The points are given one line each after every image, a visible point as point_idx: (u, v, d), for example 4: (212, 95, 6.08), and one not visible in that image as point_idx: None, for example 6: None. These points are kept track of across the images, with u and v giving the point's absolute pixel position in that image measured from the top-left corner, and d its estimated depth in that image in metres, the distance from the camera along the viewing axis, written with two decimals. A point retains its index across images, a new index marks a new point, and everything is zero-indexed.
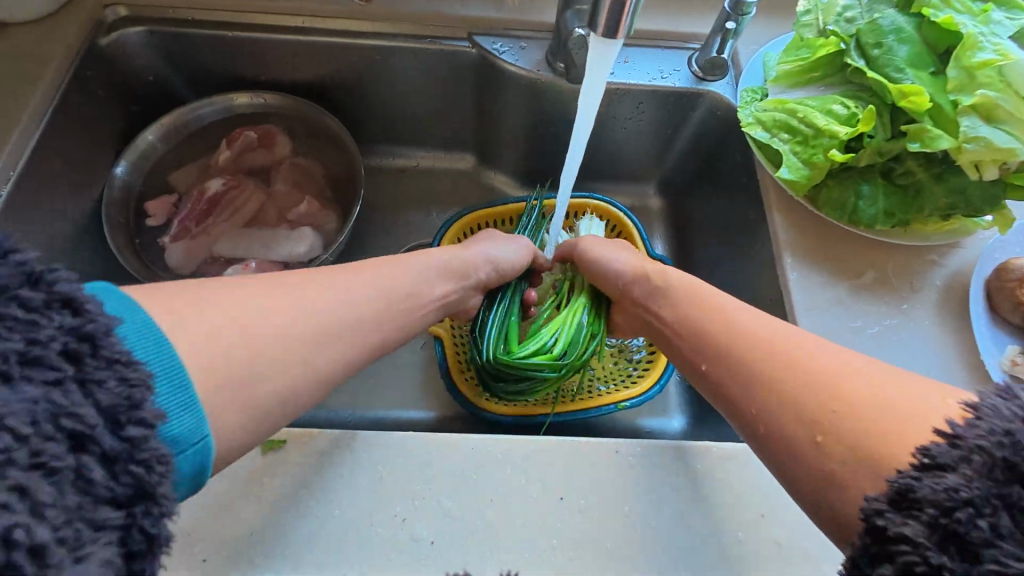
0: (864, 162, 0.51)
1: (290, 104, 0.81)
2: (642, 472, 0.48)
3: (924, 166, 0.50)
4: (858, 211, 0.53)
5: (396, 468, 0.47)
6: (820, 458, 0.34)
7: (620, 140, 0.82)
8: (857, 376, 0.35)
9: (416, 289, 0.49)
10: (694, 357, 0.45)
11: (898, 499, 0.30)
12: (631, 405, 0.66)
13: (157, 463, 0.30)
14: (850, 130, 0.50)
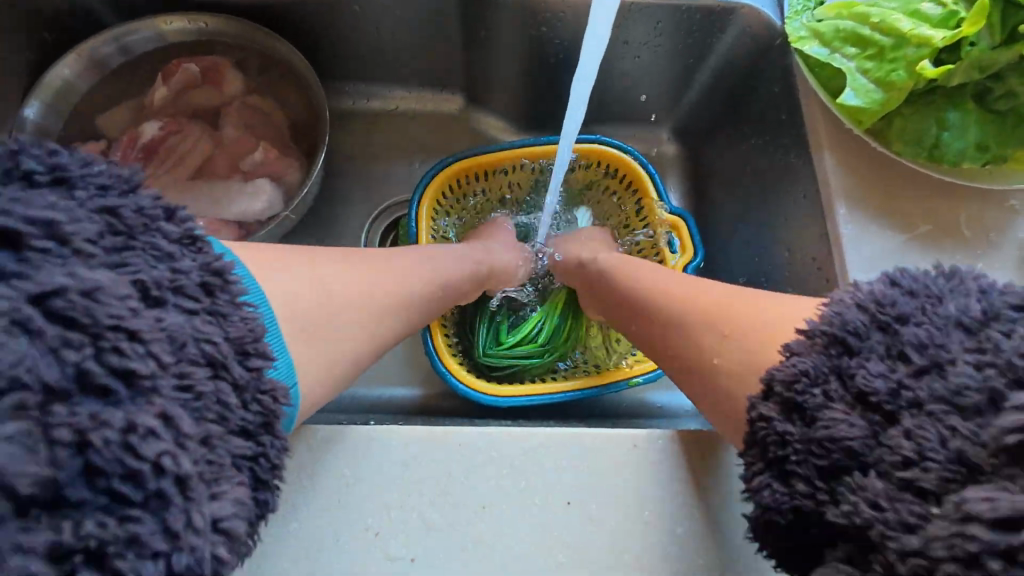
0: (958, 79, 0.40)
1: (236, 30, 0.66)
2: (666, 471, 0.40)
3: None
4: (941, 146, 0.42)
5: (368, 469, 0.39)
6: (717, 379, 0.38)
7: (632, 72, 0.69)
8: (743, 302, 0.40)
9: (466, 269, 0.55)
10: (615, 307, 0.53)
11: (769, 393, 0.35)
12: (644, 381, 0.57)
13: (278, 397, 0.33)
14: (950, 34, 0.38)
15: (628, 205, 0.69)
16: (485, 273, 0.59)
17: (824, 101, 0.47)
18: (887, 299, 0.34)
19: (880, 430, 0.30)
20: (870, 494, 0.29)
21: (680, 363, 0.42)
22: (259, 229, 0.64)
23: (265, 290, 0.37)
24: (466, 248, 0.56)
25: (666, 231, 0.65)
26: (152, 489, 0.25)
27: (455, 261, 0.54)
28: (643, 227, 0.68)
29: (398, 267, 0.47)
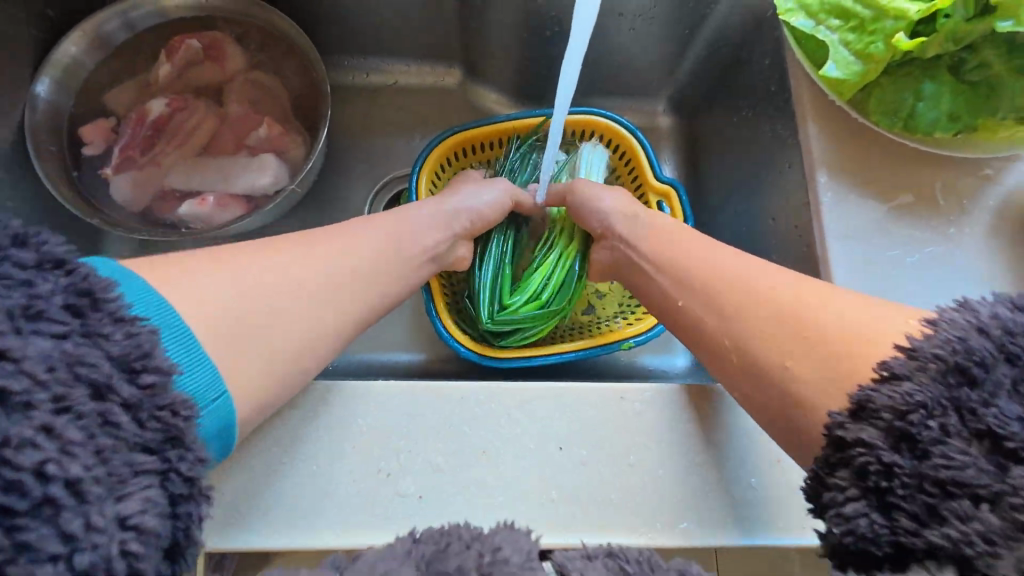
0: (933, 50, 0.42)
1: (237, 5, 0.68)
2: (648, 418, 0.44)
3: (1006, 55, 0.41)
4: (917, 116, 0.44)
5: (378, 420, 0.43)
6: (793, 384, 0.37)
7: (628, 44, 0.70)
8: (828, 306, 0.38)
9: (415, 231, 0.52)
10: (667, 293, 0.48)
11: (857, 410, 0.34)
12: (636, 343, 0.61)
13: (168, 417, 0.32)
14: (924, 7, 0.40)
15: (621, 174, 0.71)
16: (449, 234, 0.56)
17: (809, 72, 0.48)
18: (1012, 329, 0.32)
19: (1003, 470, 0.29)
20: (984, 529, 0.28)
21: (752, 374, 0.40)
22: (266, 203, 0.66)
23: (167, 298, 0.36)
24: (420, 215, 0.54)
25: (657, 201, 0.67)
26: (39, 496, 0.26)
27: (399, 227, 0.51)
28: (635, 198, 0.70)
29: (324, 247, 0.45)
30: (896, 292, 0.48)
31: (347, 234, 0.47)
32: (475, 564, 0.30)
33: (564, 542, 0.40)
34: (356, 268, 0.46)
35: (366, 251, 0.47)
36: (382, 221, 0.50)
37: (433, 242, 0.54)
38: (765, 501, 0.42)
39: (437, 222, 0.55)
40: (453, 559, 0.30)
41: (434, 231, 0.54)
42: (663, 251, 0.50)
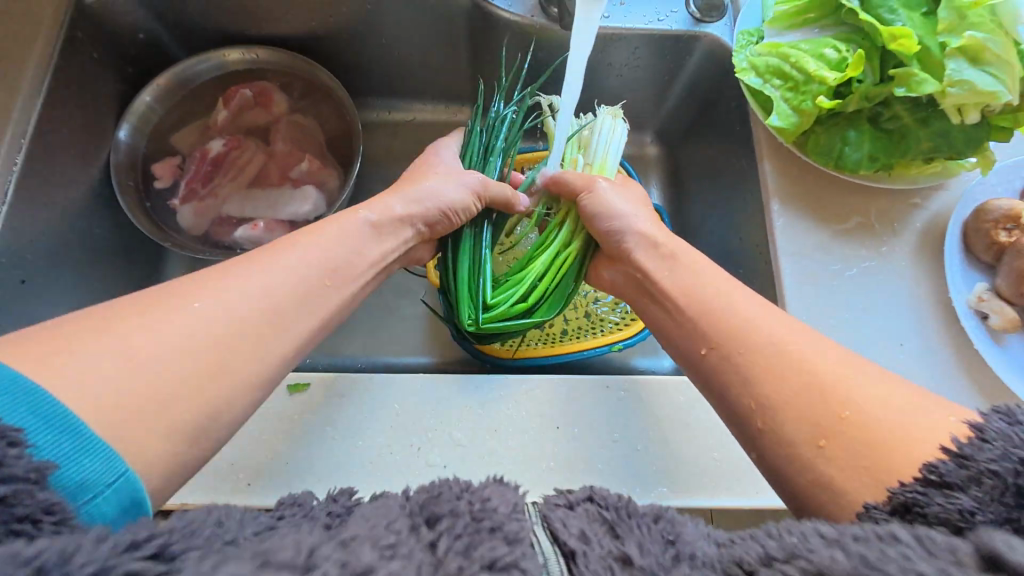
0: (852, 106, 0.52)
1: (283, 60, 0.80)
2: (628, 403, 0.54)
3: (910, 110, 0.51)
4: (844, 157, 0.54)
5: (409, 404, 0.53)
6: (820, 462, 0.36)
7: (616, 87, 0.81)
8: (865, 385, 0.37)
9: (347, 242, 0.50)
10: (693, 342, 0.47)
11: (902, 510, 0.32)
12: (623, 346, 0.71)
13: (46, 515, 0.27)
14: (839, 75, 0.51)
15: None
16: (388, 235, 0.54)
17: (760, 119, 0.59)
18: None
19: None
20: None
21: (775, 444, 0.39)
22: (307, 227, 0.77)
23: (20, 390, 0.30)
24: (357, 219, 0.52)
25: None
26: None
27: (324, 243, 0.48)
28: None
29: (237, 276, 0.42)
30: (838, 300, 0.57)
31: (269, 257, 0.44)
32: (467, 508, 0.31)
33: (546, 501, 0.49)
34: (284, 283, 0.43)
35: (293, 263, 0.45)
36: (324, 232, 0.49)
37: (389, 246, 0.54)
38: (720, 474, 0.51)
39: (378, 226, 0.53)
40: (446, 503, 0.32)
41: (375, 235, 0.53)
42: (688, 302, 0.49)
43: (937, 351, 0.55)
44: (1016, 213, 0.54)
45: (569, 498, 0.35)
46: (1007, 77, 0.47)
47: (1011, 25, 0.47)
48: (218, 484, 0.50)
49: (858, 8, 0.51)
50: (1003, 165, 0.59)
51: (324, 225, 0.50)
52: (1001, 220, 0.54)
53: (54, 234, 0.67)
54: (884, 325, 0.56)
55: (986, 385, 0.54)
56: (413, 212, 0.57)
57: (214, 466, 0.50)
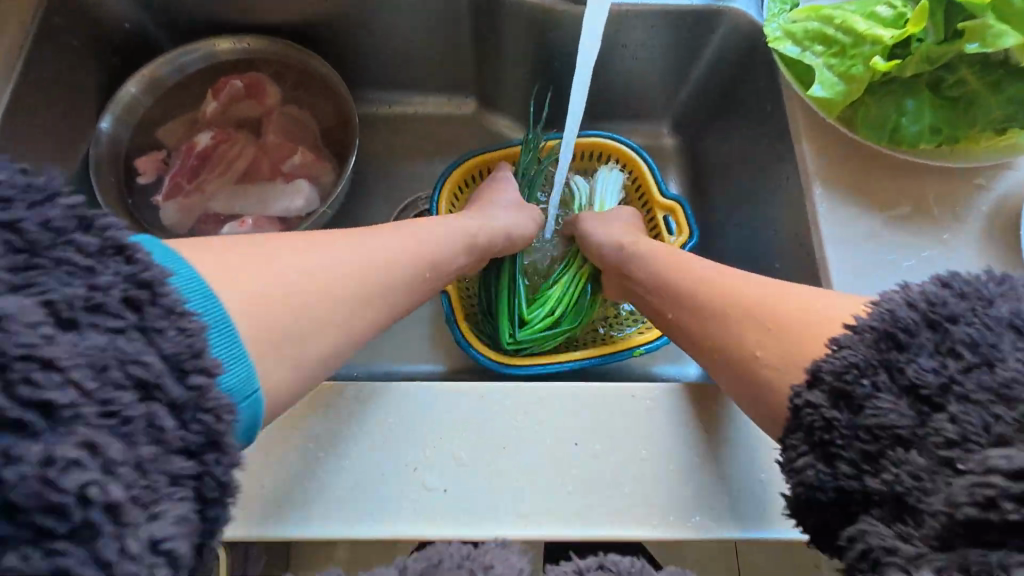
0: (910, 71, 0.45)
1: (277, 49, 0.75)
2: (658, 416, 0.46)
3: (978, 73, 0.45)
4: (901, 130, 0.47)
5: (406, 418, 0.46)
6: (762, 368, 0.40)
7: (631, 72, 0.75)
8: (795, 300, 0.41)
9: (437, 238, 0.53)
10: (658, 304, 0.53)
11: (812, 380, 0.36)
12: (646, 350, 0.64)
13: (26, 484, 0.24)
14: (897, 33, 0.44)
15: (629, 191, 0.76)
16: (465, 247, 0.57)
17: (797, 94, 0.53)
18: (934, 301, 0.34)
19: (926, 417, 0.31)
20: (912, 469, 0.30)
21: (765, 388, 0.40)
22: (298, 224, 0.72)
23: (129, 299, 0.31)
24: (430, 230, 0.53)
25: (663, 216, 0.71)
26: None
27: (425, 234, 0.52)
28: (642, 214, 0.75)
29: (362, 241, 0.46)
30: None
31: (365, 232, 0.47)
32: None
33: (559, 532, 0.42)
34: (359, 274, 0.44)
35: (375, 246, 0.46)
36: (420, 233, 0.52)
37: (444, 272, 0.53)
38: (762, 497, 0.44)
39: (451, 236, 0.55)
40: None
41: (448, 238, 0.54)
42: (636, 262, 0.58)
43: None
44: None
45: (580, 566, 0.35)
46: None
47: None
48: None
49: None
50: None
51: (407, 227, 0.51)
52: None
53: None
54: None
55: None
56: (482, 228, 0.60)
57: None
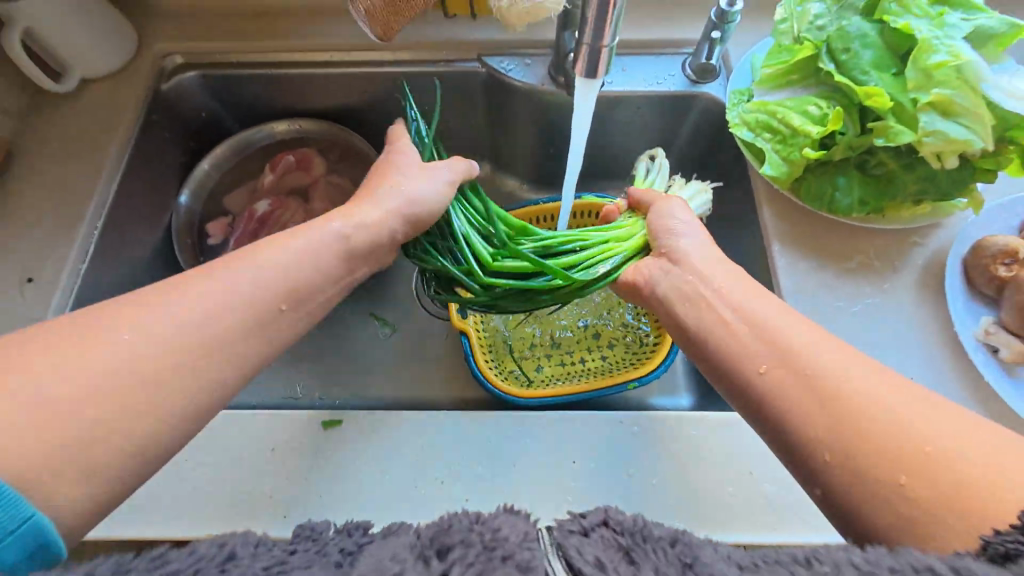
0: (838, 156, 0.57)
1: (324, 129, 0.90)
2: (642, 438, 0.55)
3: (894, 157, 0.56)
4: (836, 201, 0.58)
5: (434, 440, 0.56)
6: (898, 497, 0.35)
7: (624, 142, 0.88)
8: (941, 428, 0.36)
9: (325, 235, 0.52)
10: (751, 358, 0.43)
11: (1000, 561, 0.30)
12: (638, 383, 0.73)
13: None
14: (821, 129, 0.56)
15: None
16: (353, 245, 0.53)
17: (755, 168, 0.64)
18: None
19: None
20: None
21: (864, 492, 0.36)
22: None
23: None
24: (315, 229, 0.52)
25: None
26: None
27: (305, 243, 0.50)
28: None
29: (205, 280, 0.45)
30: (844, 334, 0.59)
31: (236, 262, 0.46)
32: (479, 539, 0.33)
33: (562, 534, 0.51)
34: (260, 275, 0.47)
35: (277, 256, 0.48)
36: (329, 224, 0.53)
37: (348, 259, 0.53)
38: (732, 509, 0.52)
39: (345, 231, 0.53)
40: (457, 533, 0.33)
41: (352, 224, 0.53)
42: (766, 332, 0.44)
43: (949, 386, 0.56)
44: (1014, 249, 0.56)
45: (583, 524, 0.35)
46: (979, 127, 0.51)
47: (978, 82, 0.51)
48: (255, 515, 0.53)
49: (833, 71, 0.57)
50: (998, 204, 0.62)
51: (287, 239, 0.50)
52: (998, 256, 0.57)
53: (121, 288, 0.76)
54: (893, 360, 0.58)
55: (1002, 419, 0.54)
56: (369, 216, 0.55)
57: (253, 496, 0.54)
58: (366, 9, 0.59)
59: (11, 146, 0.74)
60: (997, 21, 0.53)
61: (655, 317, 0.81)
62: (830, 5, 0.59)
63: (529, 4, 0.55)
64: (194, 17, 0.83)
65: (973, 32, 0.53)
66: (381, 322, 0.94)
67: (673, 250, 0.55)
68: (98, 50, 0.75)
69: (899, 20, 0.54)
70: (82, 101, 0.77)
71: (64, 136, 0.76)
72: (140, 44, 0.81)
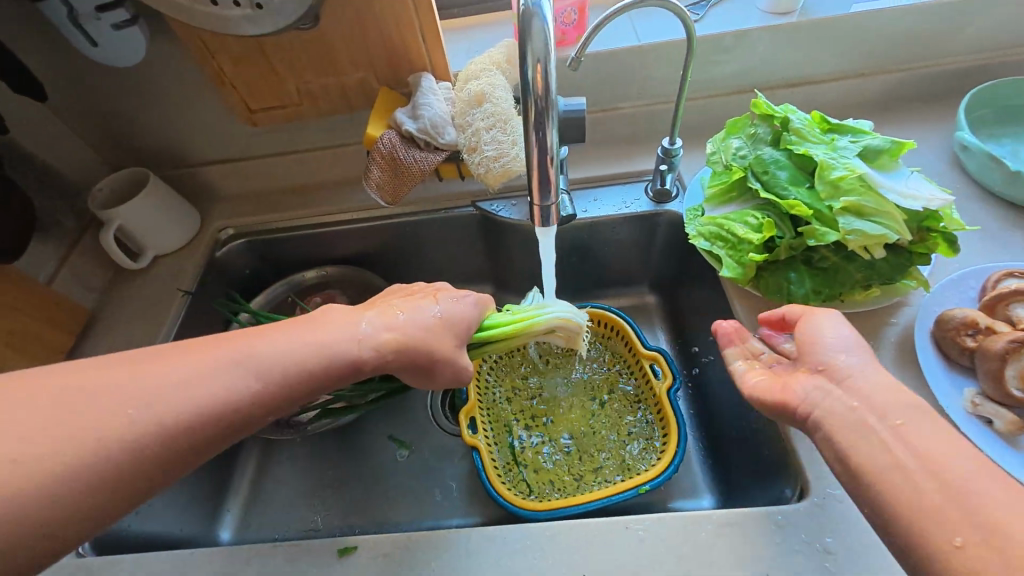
0: (783, 255, 0.68)
1: (345, 272, 1.02)
2: (650, 544, 0.55)
3: (833, 252, 0.66)
4: (793, 293, 0.67)
5: (444, 563, 0.56)
6: None
7: (608, 256, 1.00)
8: None
9: (343, 352, 0.51)
10: (941, 522, 0.40)
11: None
12: (650, 487, 0.74)
13: None
14: (760, 236, 0.67)
15: (620, 348, 0.92)
16: (467, 334, 0.64)
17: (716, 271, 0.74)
18: None
19: None
20: None
21: None
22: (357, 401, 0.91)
23: None
24: (372, 321, 0.54)
25: (650, 363, 0.86)
26: None
27: (324, 336, 0.51)
28: (632, 363, 0.90)
29: (231, 358, 0.46)
30: None
31: (253, 345, 0.47)
32: None
33: None
34: (258, 370, 0.46)
35: (264, 355, 0.47)
36: (422, 373, 0.57)
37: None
38: None
39: (376, 339, 0.53)
40: None
41: (445, 341, 0.59)
42: (952, 487, 0.41)
43: None
44: (973, 319, 0.60)
45: None
46: (891, 223, 0.63)
47: (878, 189, 0.65)
48: None
49: (760, 188, 0.70)
50: (950, 280, 0.67)
51: (297, 331, 0.50)
52: (961, 327, 0.60)
53: None
54: None
55: None
56: (456, 311, 0.62)
57: None
58: (376, 183, 0.75)
59: (89, 317, 0.89)
60: (880, 141, 0.68)
61: (660, 417, 0.83)
62: (746, 140, 0.75)
63: (501, 167, 0.69)
64: (246, 197, 1.02)
65: (864, 150, 0.67)
66: (399, 443, 0.98)
67: (833, 370, 0.52)
68: (169, 233, 0.93)
69: (800, 148, 0.68)
70: (152, 275, 0.94)
71: (133, 304, 0.90)
72: (202, 223, 0.99)
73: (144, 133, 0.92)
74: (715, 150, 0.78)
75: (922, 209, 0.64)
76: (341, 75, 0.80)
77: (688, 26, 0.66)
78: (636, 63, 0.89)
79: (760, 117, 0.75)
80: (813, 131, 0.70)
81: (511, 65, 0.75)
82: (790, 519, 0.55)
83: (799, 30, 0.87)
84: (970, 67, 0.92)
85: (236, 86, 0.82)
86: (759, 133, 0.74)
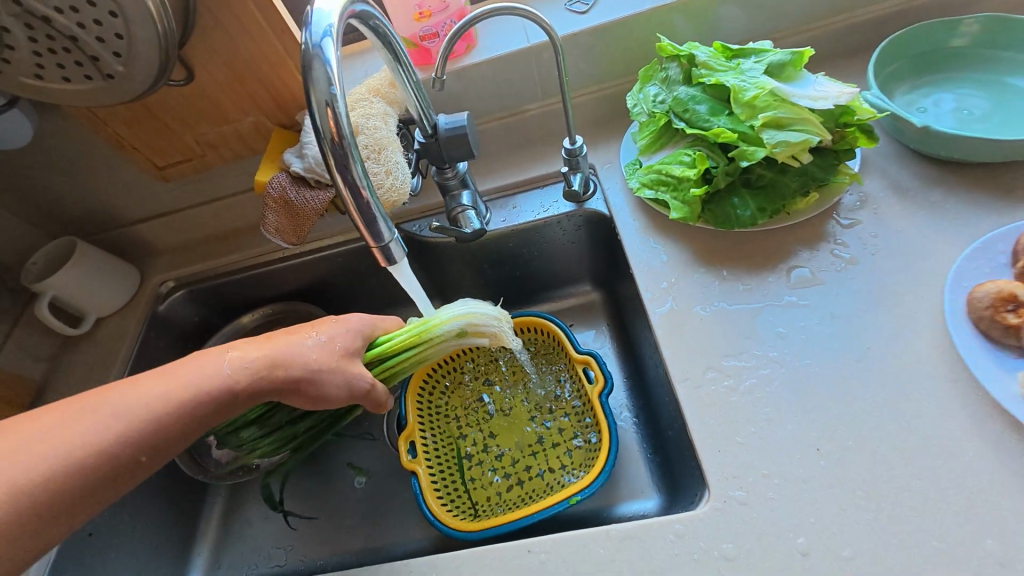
0: (722, 183, 0.67)
1: (281, 308, 1.03)
2: (552, 564, 0.55)
3: (768, 168, 0.66)
4: (740, 217, 0.67)
5: None
6: None
7: (541, 259, 0.98)
8: None
9: (217, 384, 0.54)
10: None
11: None
12: (581, 497, 0.72)
13: None
14: (695, 170, 0.66)
15: (557, 352, 0.90)
16: (358, 350, 0.66)
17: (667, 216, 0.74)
18: None
19: None
20: None
21: None
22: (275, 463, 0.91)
23: None
24: (240, 350, 0.58)
25: (583, 367, 0.84)
26: None
27: (199, 373, 0.54)
28: (570, 366, 0.88)
29: (102, 404, 0.50)
30: (745, 413, 0.58)
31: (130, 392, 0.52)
32: None
33: None
34: (138, 413, 0.50)
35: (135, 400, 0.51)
36: (308, 390, 0.59)
37: None
38: None
39: (247, 361, 0.57)
40: None
41: (325, 355, 0.61)
42: None
43: (855, 449, 0.54)
44: (1009, 293, 0.54)
45: None
46: (811, 127, 0.62)
47: (790, 99, 0.63)
48: None
49: (684, 127, 0.68)
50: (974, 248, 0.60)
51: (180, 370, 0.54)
52: (998, 304, 0.55)
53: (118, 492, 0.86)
54: (791, 430, 0.56)
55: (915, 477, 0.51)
56: (336, 332, 0.65)
57: None
58: (272, 227, 0.75)
59: (42, 386, 0.92)
60: (782, 55, 0.65)
61: (596, 422, 0.81)
62: (660, 85, 0.72)
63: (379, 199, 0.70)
64: (183, 249, 1.04)
65: (768, 67, 0.65)
66: (357, 470, 0.99)
67: None
68: (107, 294, 0.96)
69: (711, 79, 0.66)
70: (96, 336, 0.96)
71: (79, 368, 0.93)
72: (144, 279, 1.02)
73: (68, 202, 0.95)
74: (635, 102, 0.76)
75: (835, 105, 0.63)
76: (233, 122, 0.81)
77: (547, 29, 0.64)
78: (527, 64, 0.88)
79: (667, 59, 0.72)
80: (718, 59, 0.68)
81: (392, 90, 0.74)
82: (689, 527, 0.53)
83: (690, 5, 0.83)
84: (889, 13, 0.86)
85: (136, 147, 0.83)
86: (671, 74, 0.72)
